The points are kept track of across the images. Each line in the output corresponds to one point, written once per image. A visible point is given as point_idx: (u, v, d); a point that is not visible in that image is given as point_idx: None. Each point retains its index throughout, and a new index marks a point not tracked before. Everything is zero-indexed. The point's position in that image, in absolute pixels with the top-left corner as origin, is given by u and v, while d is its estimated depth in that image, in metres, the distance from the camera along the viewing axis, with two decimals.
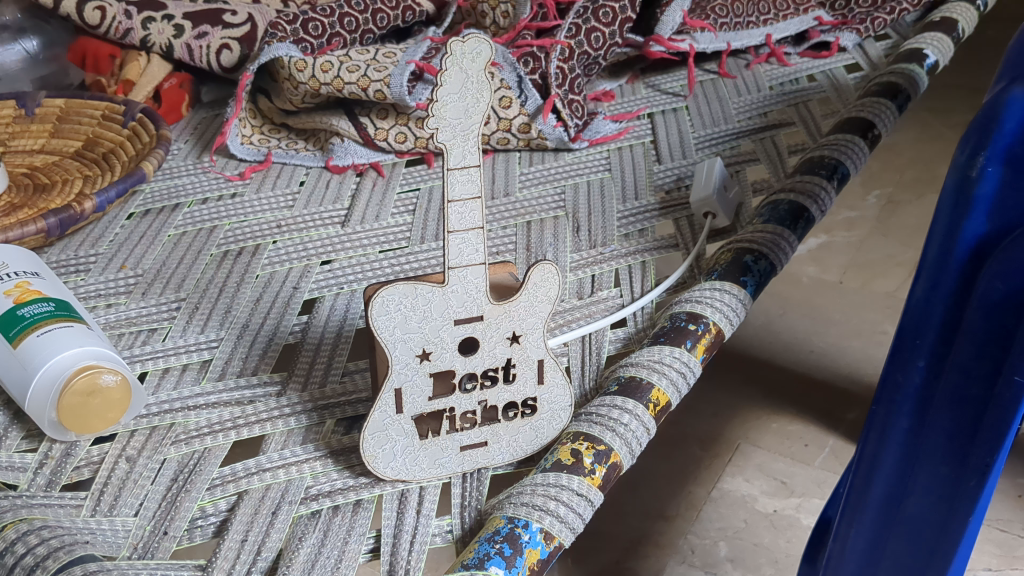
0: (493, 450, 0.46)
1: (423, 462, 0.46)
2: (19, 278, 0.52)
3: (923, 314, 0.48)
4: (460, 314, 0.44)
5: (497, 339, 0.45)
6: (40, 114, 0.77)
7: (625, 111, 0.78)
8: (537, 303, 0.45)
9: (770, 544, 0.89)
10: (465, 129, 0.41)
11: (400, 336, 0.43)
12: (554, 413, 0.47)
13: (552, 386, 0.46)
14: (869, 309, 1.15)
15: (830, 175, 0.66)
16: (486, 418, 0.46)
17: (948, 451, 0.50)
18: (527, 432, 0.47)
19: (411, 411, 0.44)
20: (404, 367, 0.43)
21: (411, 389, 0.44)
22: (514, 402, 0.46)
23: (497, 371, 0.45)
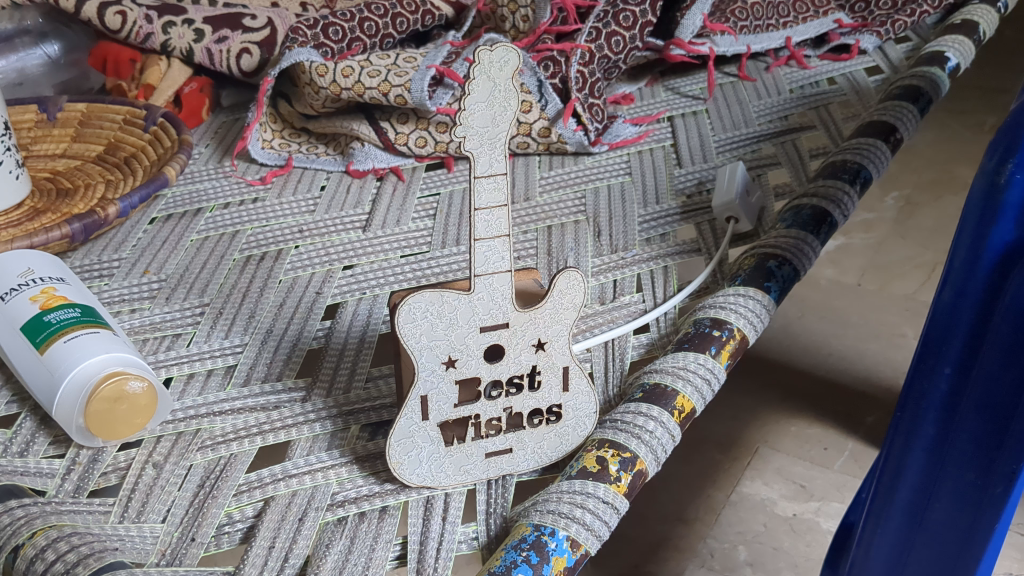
0: (518, 458, 0.47)
1: (448, 469, 0.46)
2: (45, 283, 0.52)
3: (949, 320, 0.48)
4: (486, 321, 0.44)
5: (522, 346, 0.45)
6: (61, 119, 0.78)
7: (645, 114, 0.78)
8: (565, 311, 0.45)
9: (790, 548, 0.89)
10: (492, 137, 0.41)
11: (426, 343, 0.43)
12: (579, 420, 0.47)
13: (577, 393, 0.46)
14: (888, 311, 1.15)
15: (853, 179, 0.65)
16: (512, 424, 0.46)
17: (975, 457, 0.50)
18: (552, 439, 0.47)
19: (436, 419, 0.44)
20: (430, 373, 0.44)
21: (437, 395, 0.44)
22: (539, 409, 0.46)
23: (524, 378, 0.45)
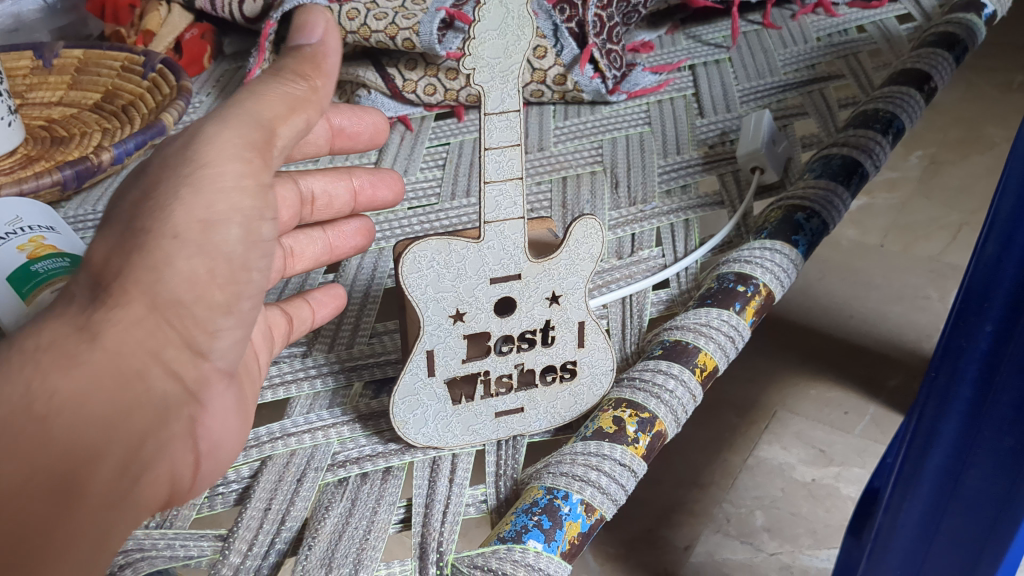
0: (529, 417, 0.44)
1: (456, 429, 0.43)
2: (33, 232, 0.50)
3: (991, 275, 0.46)
4: (497, 272, 0.41)
5: (535, 300, 0.42)
6: (57, 66, 0.75)
7: (665, 62, 0.74)
8: (582, 261, 0.42)
9: (809, 514, 0.87)
10: (504, 69, 0.38)
11: (433, 295, 0.40)
12: (595, 378, 0.44)
13: (593, 350, 0.44)
14: (911, 273, 1.11)
15: (885, 129, 0.62)
16: (523, 382, 0.44)
17: (1016, 421, 0.45)
18: (566, 398, 0.44)
19: (441, 377, 0.42)
20: (437, 328, 0.41)
21: (444, 349, 0.42)
22: (553, 365, 0.44)
23: (536, 332, 0.43)
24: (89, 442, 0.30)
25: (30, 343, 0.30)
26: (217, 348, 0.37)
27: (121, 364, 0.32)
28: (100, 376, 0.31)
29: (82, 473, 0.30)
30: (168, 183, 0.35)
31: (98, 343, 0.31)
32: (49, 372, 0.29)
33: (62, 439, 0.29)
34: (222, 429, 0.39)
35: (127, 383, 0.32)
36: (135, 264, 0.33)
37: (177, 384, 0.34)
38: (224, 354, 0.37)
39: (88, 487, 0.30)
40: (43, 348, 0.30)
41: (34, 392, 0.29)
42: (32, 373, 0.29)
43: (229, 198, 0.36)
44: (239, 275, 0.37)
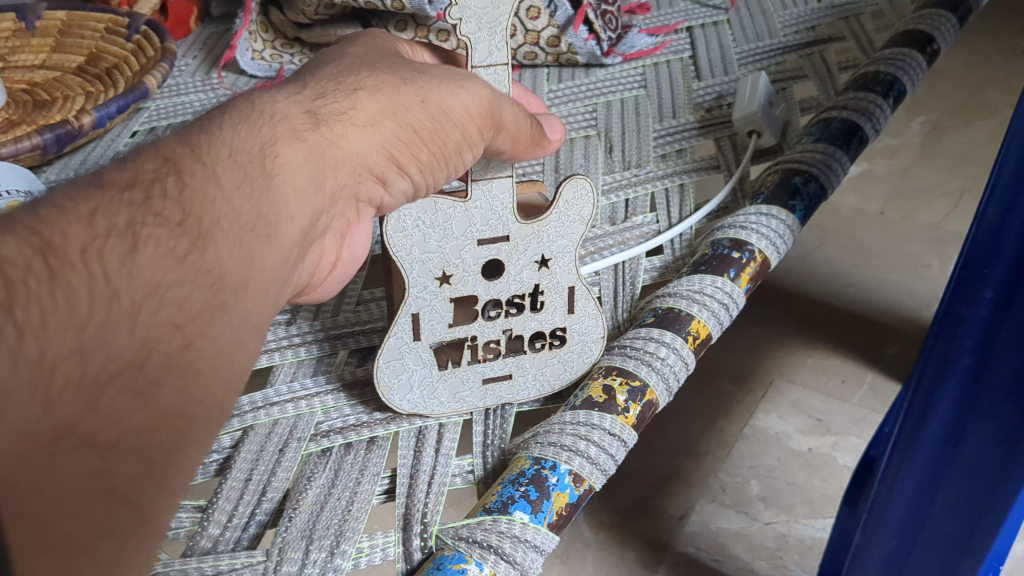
0: (517, 386, 0.43)
1: (442, 396, 0.42)
2: (11, 197, 0.49)
3: (995, 241, 0.44)
4: (484, 234, 0.40)
5: (524, 264, 0.41)
6: (40, 28, 0.73)
7: (661, 24, 0.72)
8: (573, 224, 0.41)
9: (805, 483, 0.86)
10: (491, 20, 0.37)
11: (418, 256, 0.40)
12: (585, 345, 0.44)
13: (584, 318, 0.43)
14: (912, 241, 1.10)
15: (886, 91, 0.60)
16: (511, 348, 0.43)
17: (1015, 389, 0.44)
18: (555, 365, 0.44)
19: (428, 342, 0.41)
20: (423, 291, 0.40)
21: (431, 314, 0.41)
22: (543, 333, 0.43)
23: (524, 296, 0.42)
24: (288, 210, 0.30)
25: (272, 110, 0.32)
26: (395, 186, 0.36)
27: (328, 154, 0.32)
28: (301, 159, 0.31)
29: (271, 246, 0.29)
30: (411, 79, 0.36)
31: (316, 130, 0.32)
32: (278, 140, 0.31)
33: (265, 201, 0.29)
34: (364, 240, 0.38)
35: (322, 174, 0.32)
36: (361, 96, 0.34)
37: (354, 181, 0.34)
38: (393, 194, 0.36)
39: (272, 259, 0.29)
40: (291, 113, 0.32)
41: (265, 149, 0.30)
42: (266, 141, 0.30)
43: (458, 101, 0.36)
44: (444, 141, 0.36)
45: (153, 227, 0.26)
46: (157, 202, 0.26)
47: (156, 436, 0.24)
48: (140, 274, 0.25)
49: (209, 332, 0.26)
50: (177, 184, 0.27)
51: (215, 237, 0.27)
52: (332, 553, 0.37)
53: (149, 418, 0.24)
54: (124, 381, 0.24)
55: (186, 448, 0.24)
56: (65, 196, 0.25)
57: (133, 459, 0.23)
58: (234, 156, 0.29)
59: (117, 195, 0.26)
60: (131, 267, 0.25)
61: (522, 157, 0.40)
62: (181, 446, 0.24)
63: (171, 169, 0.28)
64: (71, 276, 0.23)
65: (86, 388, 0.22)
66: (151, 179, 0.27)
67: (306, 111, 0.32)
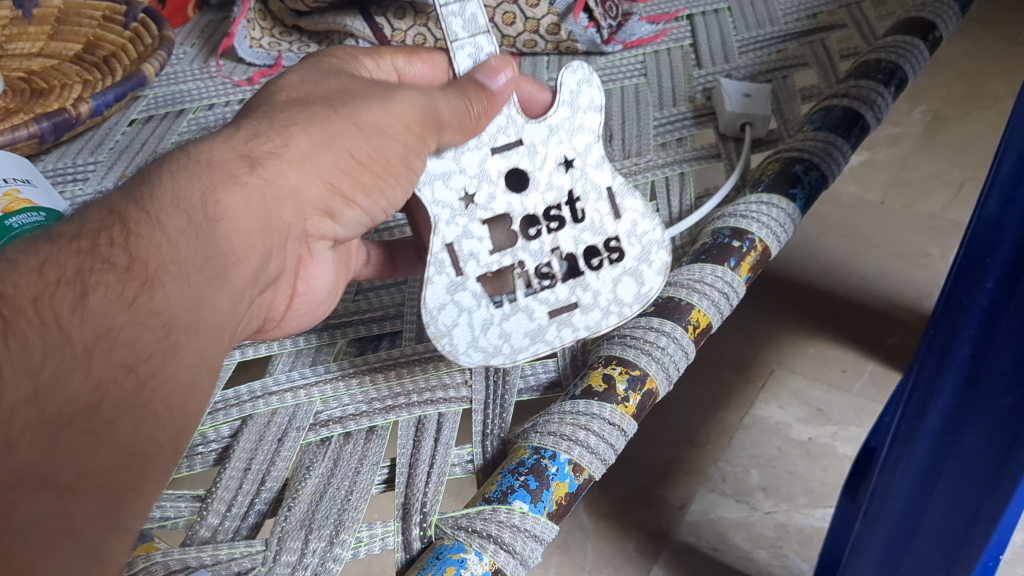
0: (589, 311, 0.42)
1: (514, 336, 0.41)
2: (9, 185, 0.49)
3: (996, 231, 0.44)
4: (499, 141, 0.41)
5: (548, 165, 0.42)
6: (37, 16, 0.72)
7: (662, 12, 0.72)
8: (580, 108, 0.43)
9: (805, 473, 0.86)
10: None
11: (439, 173, 0.40)
12: (643, 250, 0.43)
13: (631, 221, 0.44)
14: (913, 230, 1.10)
15: (888, 79, 0.60)
16: (568, 271, 0.42)
17: (1016, 378, 0.44)
18: (624, 282, 0.43)
19: (473, 275, 0.41)
20: (450, 216, 0.41)
21: (468, 241, 0.41)
22: (599, 247, 0.43)
23: (561, 206, 0.42)
24: (235, 253, 0.31)
25: (206, 157, 0.32)
26: (345, 217, 0.37)
27: (269, 194, 0.33)
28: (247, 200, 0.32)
29: (221, 288, 0.30)
30: (338, 103, 0.36)
31: (256, 172, 0.33)
32: (220, 185, 0.31)
33: (212, 244, 0.30)
34: (320, 275, 0.40)
35: (267, 205, 0.33)
36: (294, 133, 0.34)
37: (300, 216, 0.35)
38: (345, 224, 0.38)
39: (221, 303, 0.30)
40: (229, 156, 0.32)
41: (206, 196, 0.31)
42: (208, 185, 0.31)
43: (394, 116, 0.37)
44: (384, 159, 0.37)
45: (102, 273, 0.27)
46: (104, 249, 0.28)
47: (112, 475, 0.25)
48: (90, 320, 0.26)
49: (160, 372, 0.28)
50: (121, 233, 0.28)
51: (162, 279, 0.28)
52: (331, 543, 0.37)
53: (108, 456, 0.25)
54: (81, 422, 0.25)
55: (142, 489, 0.26)
56: (17, 251, 0.27)
57: (92, 500, 0.24)
58: (176, 203, 0.30)
59: (64, 245, 0.27)
60: (83, 313, 0.26)
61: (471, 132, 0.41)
62: (140, 485, 0.26)
63: (115, 219, 0.28)
64: (25, 326, 0.25)
65: (49, 431, 0.24)
66: (98, 229, 0.28)
67: (243, 154, 0.33)
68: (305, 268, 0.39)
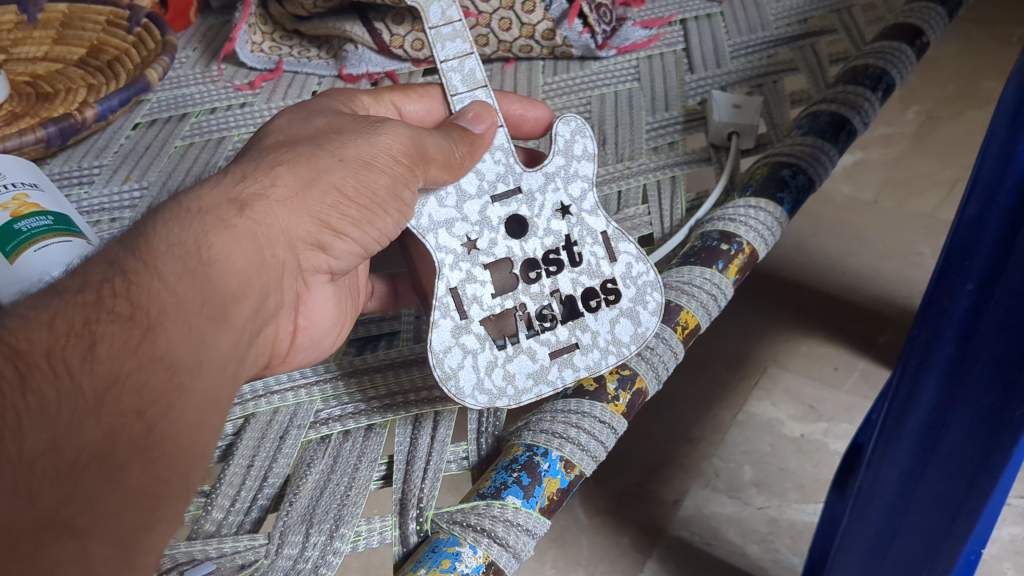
0: (589, 352, 0.43)
1: (517, 381, 0.42)
2: (17, 190, 0.50)
3: (975, 235, 0.46)
4: (496, 187, 0.44)
5: (545, 211, 0.45)
6: (42, 21, 0.73)
7: (656, 17, 0.73)
8: (572, 155, 0.46)
9: (797, 469, 0.87)
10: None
11: (439, 220, 0.43)
12: (640, 288, 0.45)
13: (626, 263, 0.45)
14: (905, 229, 1.11)
15: (875, 84, 0.61)
16: (568, 313, 0.44)
17: (994, 377, 0.46)
18: (624, 321, 0.44)
19: (478, 317, 0.42)
20: (454, 261, 0.43)
21: (470, 285, 0.43)
22: (596, 290, 0.44)
23: (560, 250, 0.44)
24: (231, 293, 0.34)
25: (198, 205, 0.35)
26: (337, 250, 0.40)
27: (259, 233, 0.36)
28: (239, 242, 0.35)
29: (220, 327, 0.33)
30: (328, 143, 0.39)
31: (244, 216, 0.35)
32: (213, 231, 0.34)
33: (208, 287, 0.33)
34: (318, 306, 0.43)
35: (261, 243, 0.36)
36: (280, 172, 0.37)
37: (293, 251, 0.38)
38: (340, 259, 0.41)
39: (221, 341, 0.33)
40: (219, 202, 0.35)
41: (200, 242, 0.33)
42: (200, 232, 0.34)
43: (381, 149, 0.39)
44: (372, 191, 0.39)
45: (107, 323, 0.30)
46: (108, 301, 0.30)
47: (125, 513, 0.28)
48: (98, 368, 0.29)
49: (167, 413, 0.30)
50: (122, 283, 0.31)
51: (163, 324, 0.31)
52: (331, 537, 0.39)
53: (122, 497, 0.28)
54: (94, 469, 0.27)
55: (153, 526, 0.29)
56: (28, 307, 0.29)
57: (109, 537, 0.27)
58: (172, 249, 0.33)
59: (72, 299, 0.30)
60: (90, 363, 0.29)
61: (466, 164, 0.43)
62: (148, 523, 0.29)
63: (117, 270, 0.31)
64: (38, 379, 0.27)
65: (65, 474, 0.27)
66: (101, 281, 0.31)
67: (232, 199, 0.36)
68: (306, 302, 0.42)
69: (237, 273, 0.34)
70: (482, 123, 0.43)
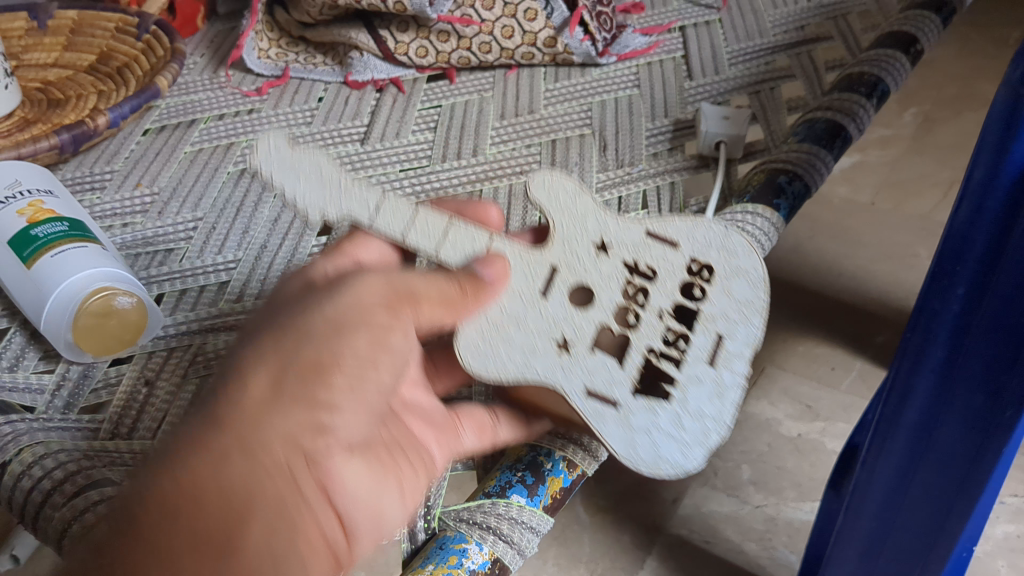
0: (733, 332, 0.39)
1: (704, 408, 0.38)
2: (32, 197, 0.52)
3: (965, 239, 0.47)
4: (538, 285, 0.41)
5: (590, 262, 0.42)
6: (52, 28, 0.75)
7: (656, 24, 0.75)
8: (569, 206, 0.43)
9: (794, 468, 0.89)
10: (325, 189, 0.43)
11: (515, 360, 0.39)
12: (720, 244, 0.41)
13: (689, 234, 0.42)
14: (902, 231, 1.13)
15: (870, 92, 0.62)
16: (685, 320, 0.40)
17: (984, 379, 0.47)
18: (740, 283, 0.40)
19: (628, 396, 0.38)
20: (561, 369, 0.39)
21: (595, 377, 0.39)
22: (689, 280, 0.41)
23: (634, 281, 0.41)
24: (243, 496, 0.28)
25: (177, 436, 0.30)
26: (341, 424, 0.31)
27: (250, 438, 0.29)
28: (225, 450, 0.29)
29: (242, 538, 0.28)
30: (285, 319, 0.32)
31: (226, 432, 0.29)
32: (186, 455, 0.29)
33: (197, 513, 0.28)
34: (354, 481, 0.31)
35: (267, 441, 0.29)
36: (248, 371, 0.31)
37: (295, 445, 0.29)
38: (355, 428, 0.32)
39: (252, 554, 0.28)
40: (196, 430, 0.29)
41: (173, 475, 0.28)
42: (173, 467, 0.29)
43: (343, 300, 0.33)
44: (348, 329, 0.32)
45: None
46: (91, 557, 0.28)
47: None
48: None
49: None
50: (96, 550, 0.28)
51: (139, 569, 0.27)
52: None
53: None
54: None
55: None
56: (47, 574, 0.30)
57: None
58: (144, 502, 0.28)
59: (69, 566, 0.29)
60: None
61: (470, 307, 0.38)
62: None
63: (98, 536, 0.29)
64: None
65: None
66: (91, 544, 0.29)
67: (208, 420, 0.30)
68: (339, 491, 0.31)
69: (242, 486, 0.29)
70: (493, 269, 0.39)
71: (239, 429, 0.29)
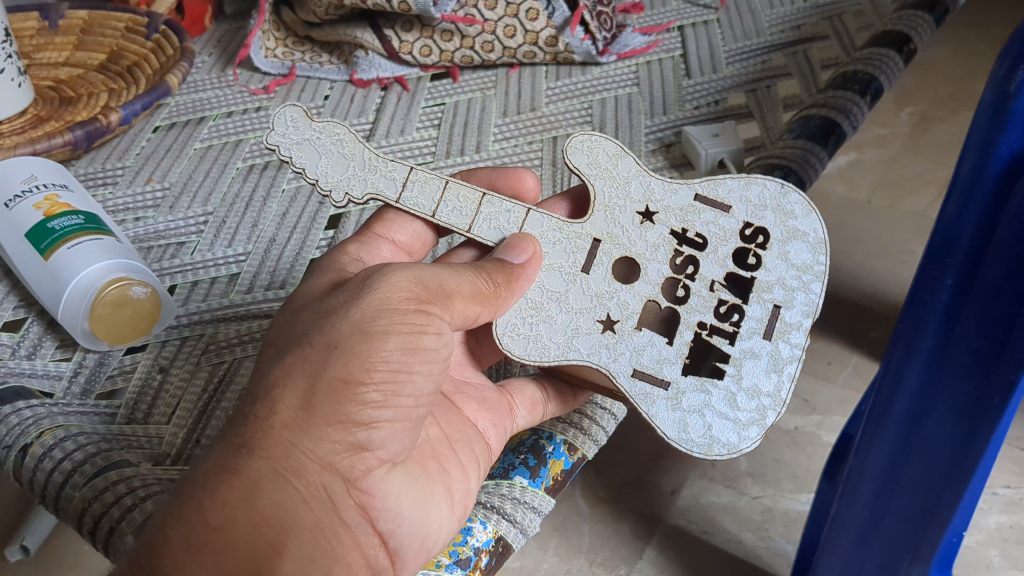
0: (788, 305, 0.42)
1: (761, 386, 0.42)
2: (48, 191, 0.53)
3: (953, 231, 0.48)
4: (580, 259, 0.44)
5: (637, 230, 0.44)
6: (63, 27, 0.76)
7: (655, 24, 0.77)
8: (610, 169, 0.45)
9: (791, 460, 0.90)
10: (345, 163, 0.45)
11: (562, 338, 0.43)
12: (775, 207, 0.43)
13: (741, 197, 0.44)
14: (898, 228, 1.14)
15: (863, 90, 0.64)
16: (737, 289, 0.43)
17: (971, 367, 0.49)
18: (796, 248, 0.43)
19: (678, 374, 0.42)
20: (611, 352, 0.42)
21: (646, 355, 0.42)
22: (743, 248, 0.43)
23: (683, 249, 0.43)
24: (273, 522, 0.34)
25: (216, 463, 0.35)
26: (375, 439, 0.37)
27: (282, 465, 0.35)
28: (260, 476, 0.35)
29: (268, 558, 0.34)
30: (318, 334, 0.36)
31: (257, 455, 0.35)
32: (218, 485, 0.34)
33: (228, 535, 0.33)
34: (396, 496, 0.39)
35: (297, 472, 0.35)
36: (278, 396, 0.36)
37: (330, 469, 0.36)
38: (385, 445, 0.37)
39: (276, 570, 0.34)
40: (228, 456, 0.35)
41: (206, 503, 0.34)
42: (206, 495, 0.34)
43: (382, 294, 0.37)
44: (378, 328, 0.36)
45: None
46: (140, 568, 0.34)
47: None
48: None
49: None
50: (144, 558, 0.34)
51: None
52: None
53: None
54: None
55: None
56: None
57: None
58: (182, 520, 0.34)
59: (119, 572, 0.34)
60: None
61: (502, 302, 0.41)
62: None
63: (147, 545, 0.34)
64: None
65: None
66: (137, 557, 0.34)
67: (239, 445, 0.35)
68: (374, 506, 0.38)
69: (274, 514, 0.34)
70: (522, 253, 0.42)
71: (274, 459, 0.35)
